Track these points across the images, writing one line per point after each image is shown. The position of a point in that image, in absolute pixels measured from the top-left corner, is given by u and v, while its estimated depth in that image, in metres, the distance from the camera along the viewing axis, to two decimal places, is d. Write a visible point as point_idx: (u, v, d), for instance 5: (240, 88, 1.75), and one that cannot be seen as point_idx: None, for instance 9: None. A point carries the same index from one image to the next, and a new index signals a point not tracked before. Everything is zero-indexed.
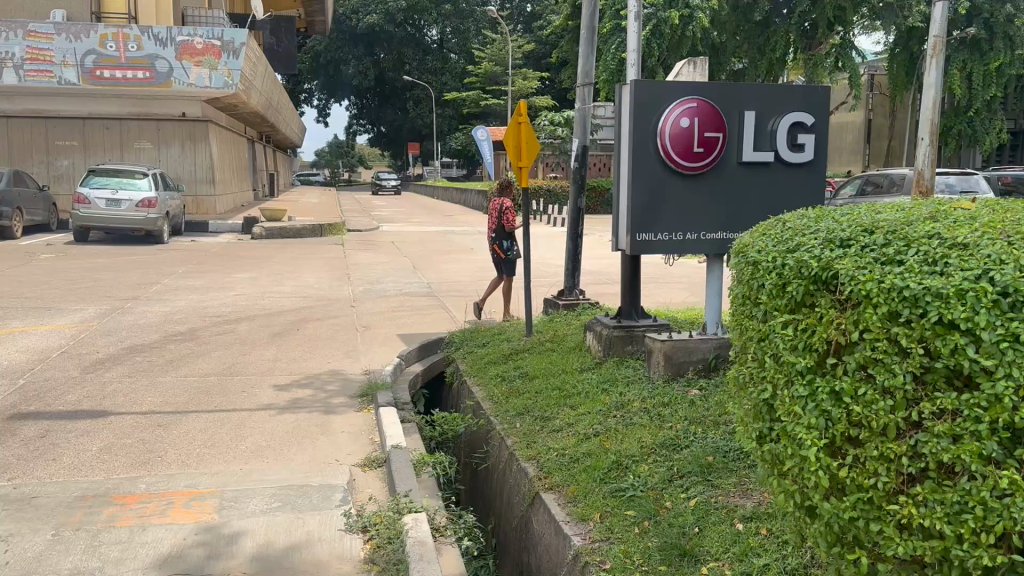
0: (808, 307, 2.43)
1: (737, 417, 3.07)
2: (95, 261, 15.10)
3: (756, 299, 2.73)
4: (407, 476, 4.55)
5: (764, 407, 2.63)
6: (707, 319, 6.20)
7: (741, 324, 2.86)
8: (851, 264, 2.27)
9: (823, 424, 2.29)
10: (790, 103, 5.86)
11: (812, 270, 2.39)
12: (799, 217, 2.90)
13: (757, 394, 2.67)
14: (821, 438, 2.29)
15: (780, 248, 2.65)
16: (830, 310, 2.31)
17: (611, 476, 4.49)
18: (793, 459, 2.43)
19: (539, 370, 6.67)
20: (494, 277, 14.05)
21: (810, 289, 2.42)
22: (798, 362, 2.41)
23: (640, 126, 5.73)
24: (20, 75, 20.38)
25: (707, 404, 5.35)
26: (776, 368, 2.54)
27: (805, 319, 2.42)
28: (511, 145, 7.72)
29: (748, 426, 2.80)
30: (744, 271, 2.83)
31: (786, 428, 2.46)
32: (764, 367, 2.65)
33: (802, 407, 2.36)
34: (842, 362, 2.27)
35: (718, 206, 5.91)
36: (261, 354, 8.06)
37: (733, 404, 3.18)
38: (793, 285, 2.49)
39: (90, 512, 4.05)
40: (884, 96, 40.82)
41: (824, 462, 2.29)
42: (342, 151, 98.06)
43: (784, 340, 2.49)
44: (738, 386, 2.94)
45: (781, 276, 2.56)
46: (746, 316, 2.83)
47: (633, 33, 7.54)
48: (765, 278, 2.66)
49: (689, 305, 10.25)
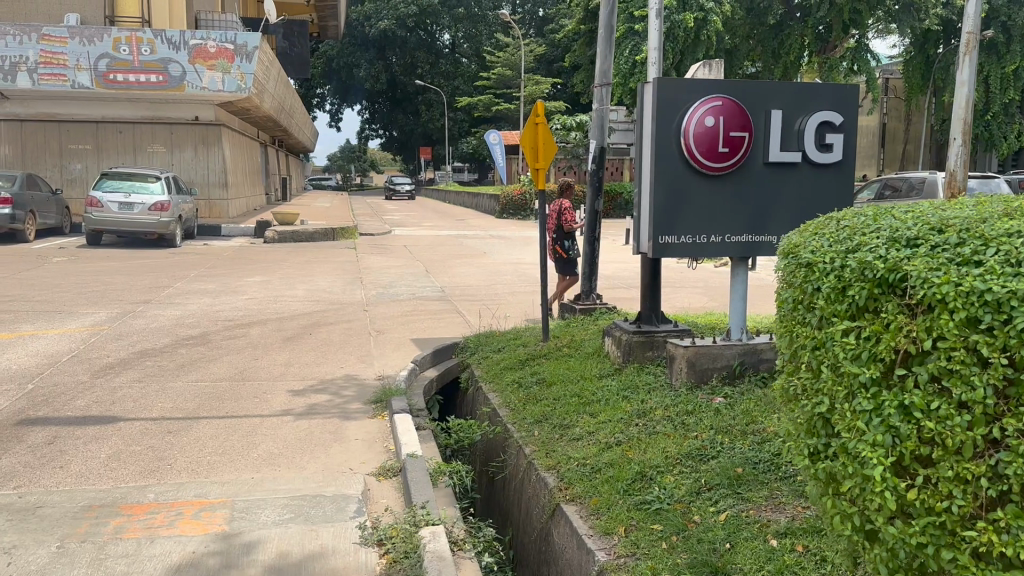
0: (872, 312, 2.31)
1: (783, 430, 2.93)
2: (107, 264, 15.04)
3: (811, 303, 2.61)
4: (424, 486, 4.39)
5: (820, 421, 2.51)
6: (731, 323, 6.01)
7: (792, 331, 2.74)
8: (923, 265, 2.15)
9: (891, 442, 2.17)
10: (818, 101, 5.67)
11: (876, 272, 2.26)
12: (854, 215, 2.76)
13: (811, 407, 2.55)
14: (887, 456, 2.18)
15: (838, 249, 2.52)
16: (898, 316, 2.19)
17: (635, 488, 4.33)
18: (854, 478, 2.32)
19: (556, 377, 6.49)
20: (508, 281, 13.91)
21: (873, 292, 2.29)
22: (861, 374, 2.27)
23: (664, 126, 5.57)
24: (34, 79, 20.49)
25: (733, 414, 5.18)
26: (834, 379, 2.40)
27: (867, 326, 2.29)
28: (527, 146, 7.55)
29: (799, 442, 2.68)
30: (797, 273, 2.69)
31: (846, 445, 2.34)
32: (820, 378, 2.52)
33: (866, 422, 2.24)
34: (912, 373, 2.15)
35: (744, 208, 5.75)
36: (273, 359, 7.93)
37: (777, 416, 3.04)
38: (854, 287, 2.35)
39: (96, 523, 3.91)
40: (899, 99, 40.51)
41: (891, 483, 2.18)
42: (354, 155, 98.26)
43: (844, 348, 2.36)
44: (787, 397, 2.80)
45: (838, 277, 2.44)
46: (799, 323, 2.69)
47: (654, 32, 7.36)
48: (820, 281, 2.53)
49: (708, 310, 10.07)
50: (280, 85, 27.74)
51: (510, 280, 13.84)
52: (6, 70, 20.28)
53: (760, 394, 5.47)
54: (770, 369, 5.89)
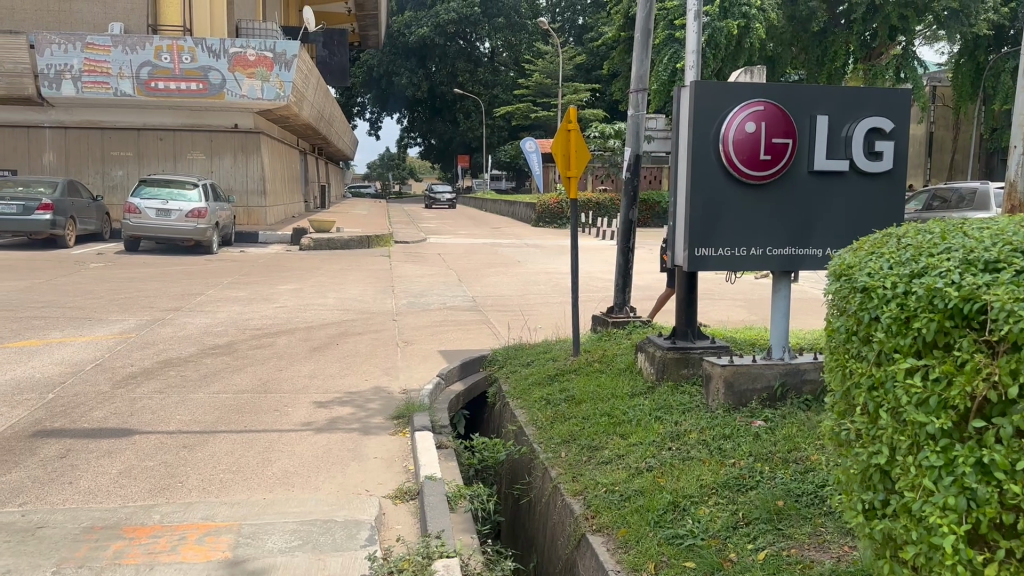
0: (942, 349, 2.09)
1: (835, 474, 2.68)
2: (141, 271, 15.10)
3: (867, 335, 2.36)
4: (440, 513, 4.16)
5: (878, 473, 2.30)
6: (772, 341, 5.67)
7: (845, 366, 2.50)
8: (1005, 295, 1.94)
9: (965, 505, 1.99)
10: (868, 106, 5.33)
11: (949, 302, 2.04)
12: (918, 231, 2.51)
13: (867, 456, 2.33)
14: (960, 523, 1.99)
15: (900, 273, 2.27)
16: (974, 356, 1.99)
17: (668, 519, 4.03)
18: (921, 542, 2.12)
19: (586, 394, 6.21)
20: (542, 291, 13.66)
21: (943, 326, 2.07)
22: (929, 423, 2.06)
23: (701, 133, 5.26)
24: (78, 87, 20.79)
25: (774, 439, 4.87)
26: (896, 427, 2.19)
27: (938, 365, 2.08)
28: (559, 153, 7.29)
29: (853, 490, 2.46)
30: (851, 299, 2.45)
31: (910, 504, 2.13)
32: (877, 421, 2.29)
33: (936, 481, 2.04)
34: (992, 425, 1.95)
35: (787, 220, 5.43)
36: (298, 370, 7.76)
37: (826, 455, 2.78)
38: (920, 318, 2.12)
39: (96, 546, 3.74)
40: (947, 107, 39.51)
41: (965, 555, 2.00)
42: (394, 163, 98.85)
43: (909, 391, 2.13)
44: (839, 440, 2.56)
45: (902, 304, 2.20)
46: (852, 356, 2.45)
47: (691, 33, 7.06)
48: (879, 309, 2.29)
49: (748, 324, 9.71)
50: (319, 93, 27.83)
51: (543, 291, 13.58)
52: (51, 78, 20.59)
53: (804, 419, 5.15)
54: (815, 391, 5.54)
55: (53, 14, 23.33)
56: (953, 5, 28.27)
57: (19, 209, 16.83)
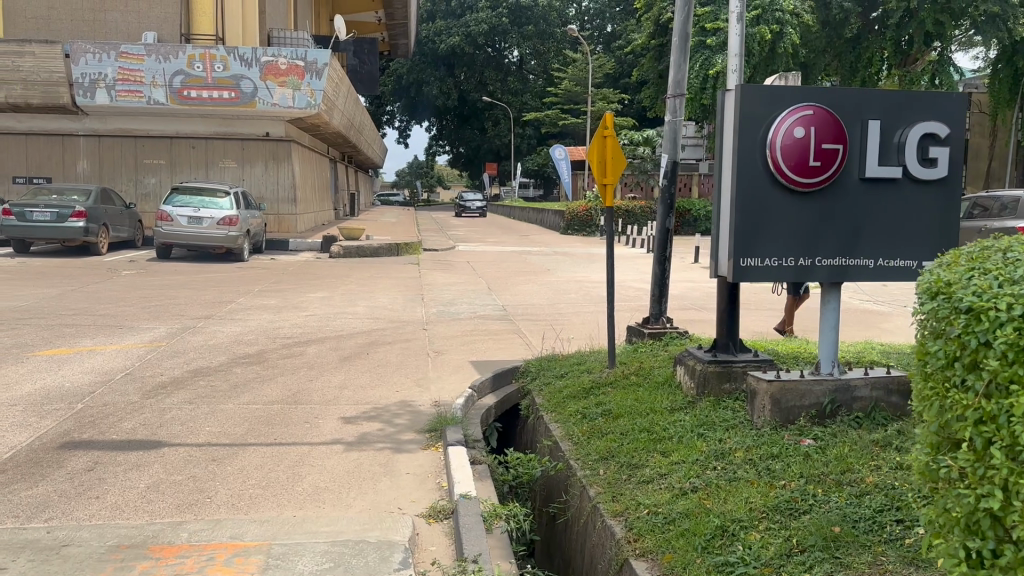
0: None
1: (927, 513, 2.52)
2: (173, 278, 15.13)
3: (974, 361, 2.22)
4: (476, 536, 4.00)
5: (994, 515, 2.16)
6: (821, 356, 5.44)
7: (945, 397, 2.33)
8: None
9: None
10: (921, 111, 5.09)
11: None
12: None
13: (978, 495, 2.19)
14: None
15: (1017, 293, 2.15)
16: None
17: (716, 545, 3.83)
18: None
19: (623, 409, 5.99)
20: (573, 300, 13.46)
21: None
22: None
23: (747, 138, 5.06)
24: (112, 95, 21.00)
25: (827, 460, 4.66)
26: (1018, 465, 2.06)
27: None
28: (595, 160, 7.10)
29: (958, 531, 2.31)
30: (952, 321, 2.32)
31: None
32: (989, 455, 2.16)
33: None
34: None
35: (836, 229, 5.19)
36: (328, 380, 7.63)
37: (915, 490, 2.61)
38: None
39: (121, 567, 3.61)
40: (983, 114, 38.78)
41: None
42: (422, 171, 99.32)
43: None
44: (934, 475, 2.41)
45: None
46: (953, 386, 2.30)
47: (734, 36, 6.86)
48: (991, 333, 2.17)
49: (788, 336, 9.44)
50: (349, 101, 27.91)
51: (575, 300, 13.38)
52: (85, 87, 20.81)
53: (856, 439, 4.93)
54: (866, 408, 5.31)
55: (88, 23, 23.65)
56: (991, 10, 27.74)
57: (53, 216, 17.06)
